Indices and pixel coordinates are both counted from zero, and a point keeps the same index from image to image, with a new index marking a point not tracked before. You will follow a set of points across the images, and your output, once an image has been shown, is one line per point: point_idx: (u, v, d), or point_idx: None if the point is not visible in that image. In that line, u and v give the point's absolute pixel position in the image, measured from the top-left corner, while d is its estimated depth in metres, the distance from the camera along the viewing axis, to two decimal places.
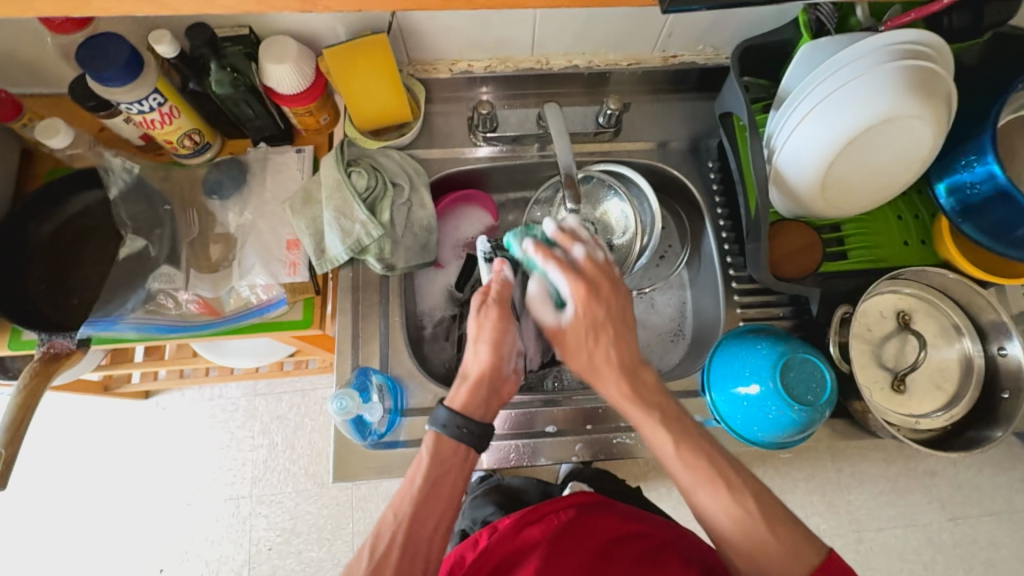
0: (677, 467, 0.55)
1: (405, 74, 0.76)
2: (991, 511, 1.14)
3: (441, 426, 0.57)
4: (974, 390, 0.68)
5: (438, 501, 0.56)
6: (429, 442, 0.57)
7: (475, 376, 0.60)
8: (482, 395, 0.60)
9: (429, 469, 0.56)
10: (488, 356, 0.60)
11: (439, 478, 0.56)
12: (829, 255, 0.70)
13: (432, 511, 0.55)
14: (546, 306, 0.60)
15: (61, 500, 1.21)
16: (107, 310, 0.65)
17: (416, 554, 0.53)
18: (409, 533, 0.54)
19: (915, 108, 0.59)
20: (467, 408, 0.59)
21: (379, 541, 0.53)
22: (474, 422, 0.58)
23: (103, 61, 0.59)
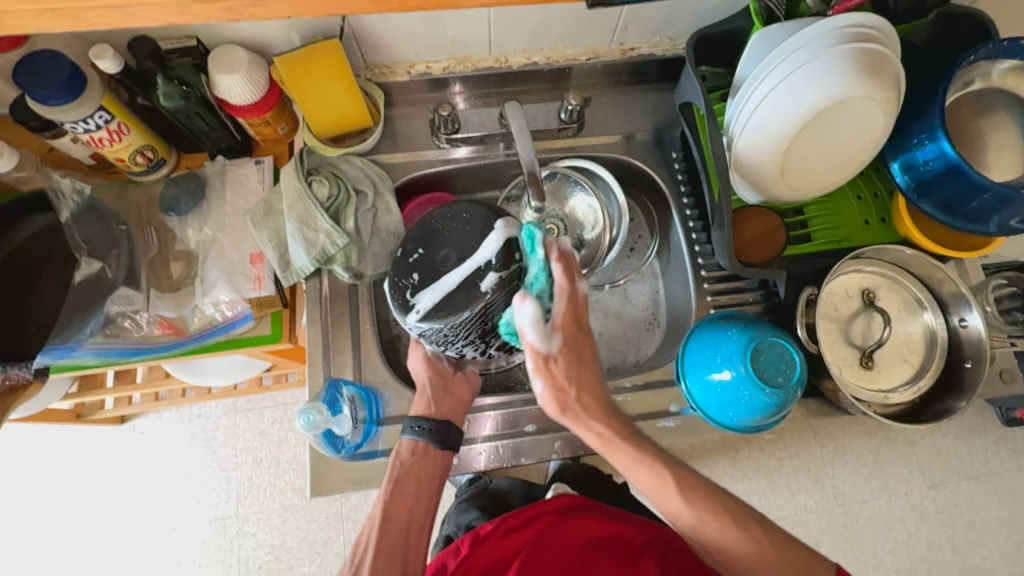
0: (620, 450, 0.56)
1: (363, 78, 0.75)
2: (969, 476, 1.17)
3: (408, 431, 0.61)
4: (940, 361, 0.70)
5: (405, 498, 0.59)
6: (400, 446, 0.61)
7: (419, 386, 0.64)
8: (428, 395, 0.63)
9: (393, 471, 0.60)
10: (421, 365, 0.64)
11: (403, 476, 0.60)
12: (793, 238, 0.71)
13: (403, 507, 0.59)
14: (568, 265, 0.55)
15: (40, 534, 1.18)
16: (66, 336, 0.63)
17: (391, 548, 0.57)
18: (383, 529, 0.57)
19: (865, 90, 0.60)
20: (419, 409, 0.62)
21: (358, 548, 0.58)
22: (428, 419, 0.61)
23: (42, 80, 0.57)
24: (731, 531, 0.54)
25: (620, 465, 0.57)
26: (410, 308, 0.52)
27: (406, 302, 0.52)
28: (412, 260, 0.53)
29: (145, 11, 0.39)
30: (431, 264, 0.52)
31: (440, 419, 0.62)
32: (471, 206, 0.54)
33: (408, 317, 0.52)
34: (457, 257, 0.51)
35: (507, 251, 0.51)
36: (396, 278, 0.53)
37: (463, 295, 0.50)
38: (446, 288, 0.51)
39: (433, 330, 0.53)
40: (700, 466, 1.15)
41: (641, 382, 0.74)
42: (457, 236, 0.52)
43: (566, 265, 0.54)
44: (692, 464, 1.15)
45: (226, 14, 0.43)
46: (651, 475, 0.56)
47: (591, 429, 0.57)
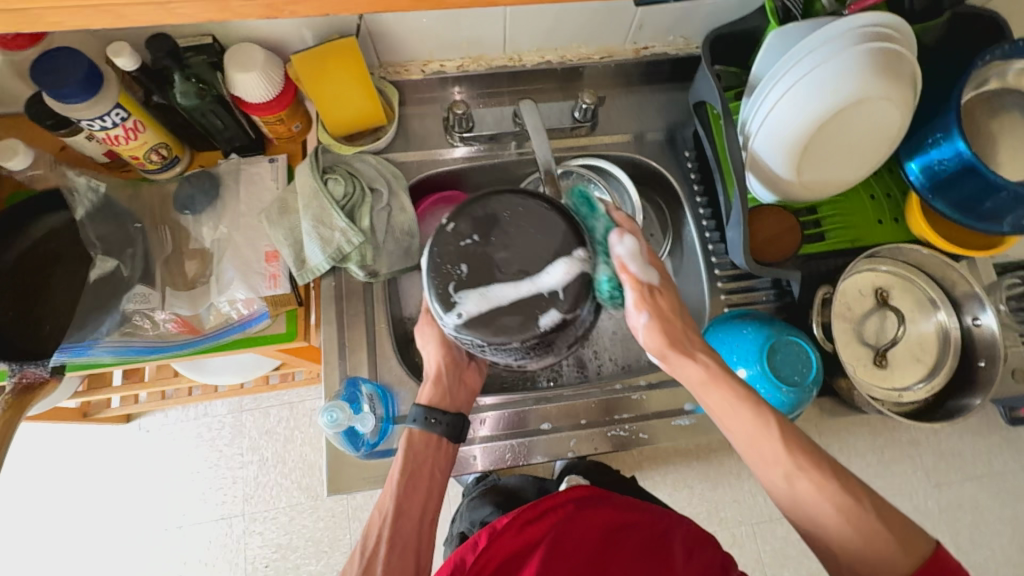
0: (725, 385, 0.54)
1: (377, 77, 0.75)
2: (973, 476, 1.18)
3: (416, 422, 0.60)
4: (952, 361, 0.70)
5: (419, 491, 0.58)
6: (406, 437, 0.60)
7: (433, 371, 0.62)
8: (444, 384, 0.62)
9: (406, 463, 0.58)
10: (437, 352, 0.62)
11: (417, 468, 0.58)
12: (807, 237, 0.71)
13: (415, 502, 0.57)
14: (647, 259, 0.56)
15: (47, 533, 1.18)
16: (81, 335, 0.62)
17: (402, 547, 0.54)
18: (395, 524, 0.55)
19: (881, 90, 0.60)
20: (433, 400, 0.62)
21: (368, 539, 0.54)
22: (442, 410, 0.61)
23: (60, 77, 0.56)
24: (866, 524, 0.49)
25: (714, 399, 0.55)
26: (450, 305, 0.48)
27: (439, 293, 0.48)
28: (463, 246, 0.50)
29: (178, 9, 0.39)
30: (487, 265, 0.49)
31: (450, 409, 0.62)
32: (529, 200, 0.51)
33: (441, 310, 0.48)
34: (517, 268, 0.48)
35: (579, 286, 0.48)
36: (438, 259, 0.49)
37: (514, 319, 0.47)
38: (495, 300, 0.48)
39: (465, 337, 0.48)
40: (706, 465, 1.16)
41: (656, 381, 0.74)
42: (523, 237, 0.50)
43: (641, 288, 0.54)
44: (698, 463, 1.16)
45: (265, 11, 0.41)
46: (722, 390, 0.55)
47: (694, 361, 0.56)
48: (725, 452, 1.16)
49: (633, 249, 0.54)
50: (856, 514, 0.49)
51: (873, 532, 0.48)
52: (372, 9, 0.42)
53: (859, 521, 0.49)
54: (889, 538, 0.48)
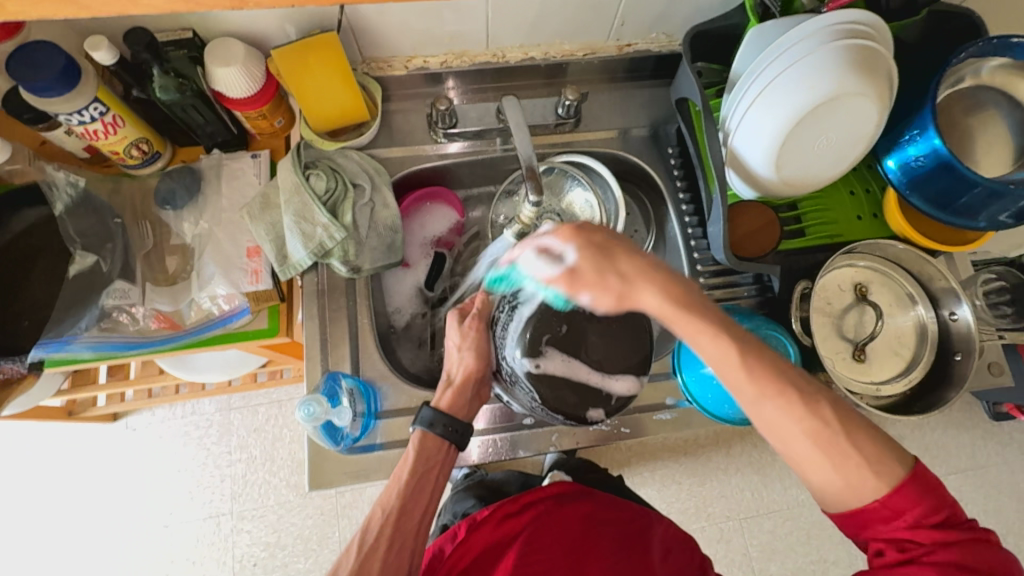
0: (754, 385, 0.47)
1: (360, 72, 0.75)
2: (956, 470, 1.19)
3: (426, 425, 0.60)
4: (930, 354, 0.71)
5: (424, 494, 0.58)
6: (416, 439, 0.60)
7: (460, 379, 0.62)
8: (467, 395, 0.63)
9: (415, 465, 0.58)
10: (473, 362, 0.62)
11: (427, 472, 0.59)
12: (788, 233, 0.72)
13: (419, 504, 0.58)
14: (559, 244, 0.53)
15: (32, 533, 1.17)
16: (59, 330, 0.62)
17: (399, 545, 0.55)
18: (398, 523, 0.56)
19: (859, 86, 0.61)
20: (453, 408, 0.62)
21: (368, 533, 0.55)
22: (456, 420, 0.61)
23: (36, 70, 0.56)
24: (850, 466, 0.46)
25: (705, 348, 0.49)
26: (522, 338, 0.57)
27: (524, 335, 0.57)
28: (574, 312, 0.58)
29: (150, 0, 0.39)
30: (579, 338, 0.58)
31: (460, 419, 0.62)
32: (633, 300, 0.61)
33: (518, 337, 0.58)
34: (598, 354, 0.59)
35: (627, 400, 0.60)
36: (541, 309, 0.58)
37: (572, 397, 0.58)
38: (571, 364, 0.58)
39: (527, 381, 0.57)
40: (693, 460, 1.16)
41: (639, 375, 0.74)
42: (610, 344, 0.59)
43: (563, 275, 0.51)
44: (685, 458, 1.16)
45: (233, 2, 0.39)
46: (775, 401, 0.47)
47: (642, 302, 0.50)
48: (712, 448, 1.17)
49: (596, 303, 0.51)
50: (849, 468, 0.46)
51: (841, 456, 0.46)
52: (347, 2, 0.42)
53: (853, 458, 0.45)
54: (860, 464, 0.45)
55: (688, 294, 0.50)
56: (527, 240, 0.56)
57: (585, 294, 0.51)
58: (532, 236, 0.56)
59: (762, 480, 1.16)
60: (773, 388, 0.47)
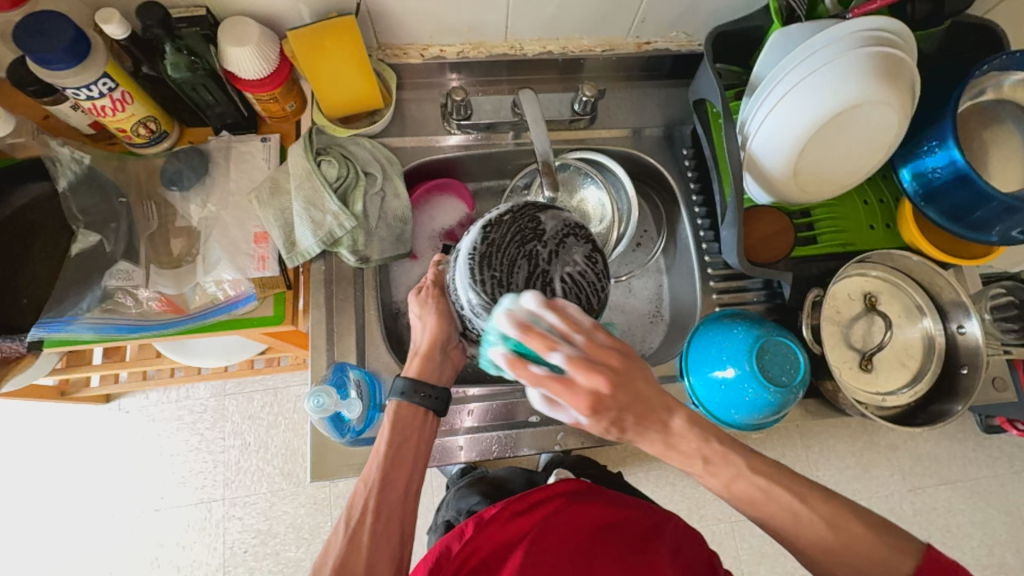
0: (677, 456, 0.50)
1: (375, 58, 0.74)
2: (946, 480, 1.20)
3: (402, 394, 0.59)
4: (936, 366, 0.71)
5: (405, 463, 0.57)
6: (390, 411, 0.59)
7: (424, 346, 0.61)
8: (435, 360, 0.61)
9: (391, 435, 0.58)
10: (435, 324, 0.61)
11: (403, 441, 0.58)
12: (800, 240, 0.72)
13: (401, 473, 0.57)
14: (536, 342, 0.43)
15: (20, 513, 1.15)
16: (61, 310, 0.60)
17: (388, 519, 0.54)
18: (381, 493, 0.55)
19: (883, 94, 0.60)
20: (423, 374, 0.61)
21: (353, 510, 0.54)
22: (431, 386, 0.60)
23: (45, 42, 0.54)
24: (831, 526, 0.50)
25: (704, 479, 0.51)
26: (477, 278, 0.50)
27: (478, 275, 0.50)
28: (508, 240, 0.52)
29: None
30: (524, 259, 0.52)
31: (437, 385, 0.61)
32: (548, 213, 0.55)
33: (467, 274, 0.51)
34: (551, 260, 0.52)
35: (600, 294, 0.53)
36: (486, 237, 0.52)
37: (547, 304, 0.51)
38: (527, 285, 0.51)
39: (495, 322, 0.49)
40: None
41: None
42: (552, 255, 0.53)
43: (540, 338, 0.44)
44: None
45: None
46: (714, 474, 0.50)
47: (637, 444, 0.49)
48: None
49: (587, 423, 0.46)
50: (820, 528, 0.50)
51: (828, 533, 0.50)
52: None
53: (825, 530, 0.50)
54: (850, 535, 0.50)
55: (681, 438, 0.49)
56: (572, 370, 0.43)
57: (585, 420, 0.47)
58: (574, 369, 0.43)
59: None
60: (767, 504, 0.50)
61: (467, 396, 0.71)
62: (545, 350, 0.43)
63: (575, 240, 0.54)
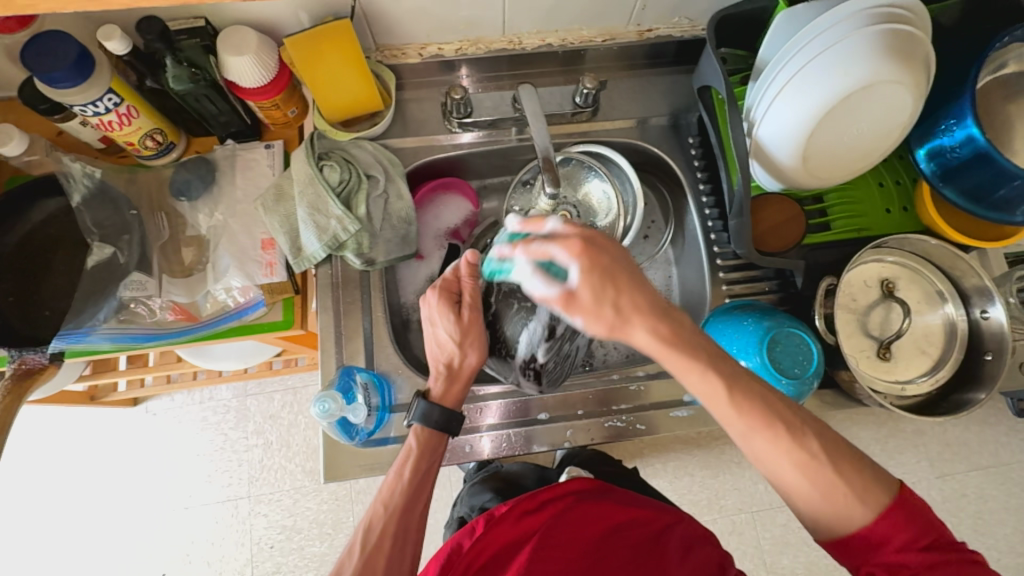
0: (680, 349, 0.46)
1: (373, 60, 0.74)
2: (977, 466, 1.17)
3: (423, 417, 0.60)
4: (958, 353, 0.69)
5: (425, 490, 0.59)
6: (411, 440, 0.60)
7: (459, 376, 0.62)
8: (465, 390, 0.63)
9: (415, 463, 0.58)
10: (476, 361, 0.62)
11: (427, 470, 0.59)
12: (812, 227, 0.70)
13: (420, 499, 0.58)
14: (533, 224, 0.48)
15: (58, 512, 1.20)
16: (78, 321, 0.62)
17: (403, 543, 0.55)
18: (400, 520, 0.56)
19: (895, 74, 0.58)
20: (450, 401, 0.62)
21: (370, 533, 0.55)
22: (459, 415, 0.62)
23: (50, 62, 0.56)
24: (827, 478, 0.46)
25: (693, 384, 0.47)
26: (551, 339, 0.60)
27: (554, 350, 0.61)
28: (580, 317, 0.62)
29: None
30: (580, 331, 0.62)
31: (450, 408, 0.62)
32: None
33: (541, 342, 0.60)
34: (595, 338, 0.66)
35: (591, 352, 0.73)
36: None
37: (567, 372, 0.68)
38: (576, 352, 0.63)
39: (535, 366, 0.62)
40: (706, 453, 1.16)
41: (654, 371, 0.73)
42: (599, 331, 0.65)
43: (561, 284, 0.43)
44: (698, 451, 1.16)
45: None
46: (702, 375, 0.47)
47: (633, 339, 0.45)
48: (727, 442, 1.16)
49: (589, 326, 0.44)
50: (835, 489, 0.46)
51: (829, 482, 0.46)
52: None
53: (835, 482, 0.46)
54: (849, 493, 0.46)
55: (680, 326, 0.46)
56: (529, 245, 0.44)
57: (578, 279, 0.43)
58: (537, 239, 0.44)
59: None
60: (760, 421, 0.47)
61: (490, 394, 0.71)
62: (539, 225, 0.47)
63: None
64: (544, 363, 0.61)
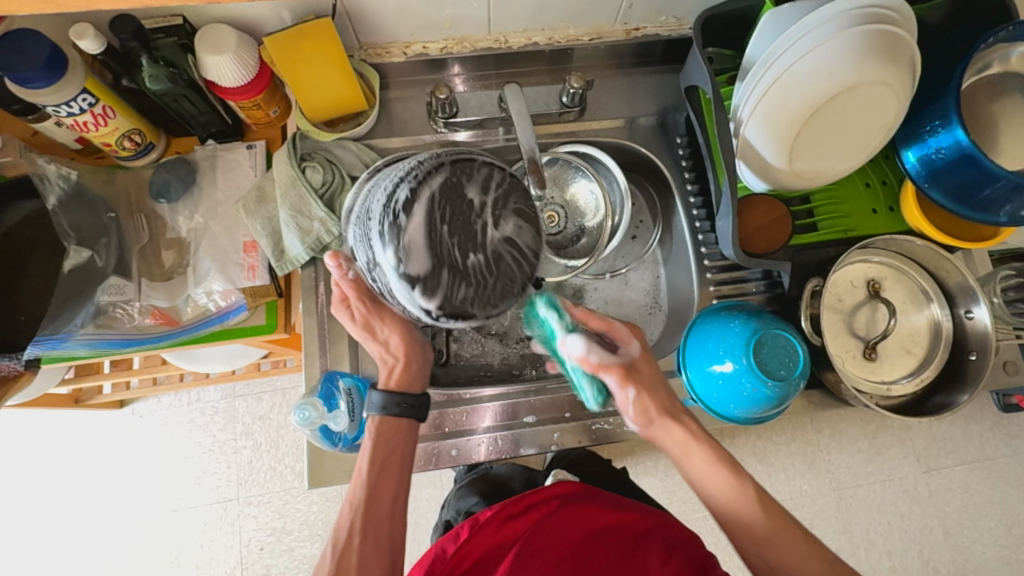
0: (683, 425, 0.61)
1: (357, 59, 0.73)
2: (963, 461, 1.18)
3: (378, 409, 0.58)
4: (943, 353, 0.69)
5: (390, 478, 0.57)
6: (372, 430, 0.58)
7: (396, 357, 0.59)
8: (413, 367, 0.60)
9: (375, 455, 0.56)
10: (396, 335, 0.59)
11: (387, 457, 0.57)
12: (799, 227, 0.70)
13: (387, 488, 0.57)
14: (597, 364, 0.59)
15: (43, 516, 1.19)
16: (55, 327, 0.61)
17: (374, 535, 0.55)
18: (366, 515, 0.55)
19: (878, 75, 0.58)
20: (401, 386, 0.60)
21: (339, 534, 0.54)
22: (411, 396, 0.60)
23: (20, 61, 0.54)
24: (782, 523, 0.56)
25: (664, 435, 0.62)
26: (402, 264, 0.41)
27: (418, 279, 0.41)
28: (433, 227, 0.41)
29: None
30: (449, 245, 0.41)
31: (414, 393, 0.60)
32: (486, 178, 0.43)
33: (413, 294, 0.41)
34: (484, 234, 0.42)
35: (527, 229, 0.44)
36: (395, 224, 0.41)
37: (492, 282, 0.42)
38: (432, 241, 0.41)
39: (460, 308, 0.42)
40: None
41: None
42: (457, 219, 0.42)
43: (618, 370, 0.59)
44: None
45: None
46: (702, 453, 0.60)
47: (668, 442, 0.62)
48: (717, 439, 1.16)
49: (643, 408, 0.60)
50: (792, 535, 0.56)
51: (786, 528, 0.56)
52: None
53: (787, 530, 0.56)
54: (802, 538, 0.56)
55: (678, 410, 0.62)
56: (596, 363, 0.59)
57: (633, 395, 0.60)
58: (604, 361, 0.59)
59: (766, 470, 1.16)
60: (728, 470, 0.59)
61: (486, 396, 0.71)
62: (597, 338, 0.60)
63: (518, 225, 0.43)
64: (453, 303, 0.41)
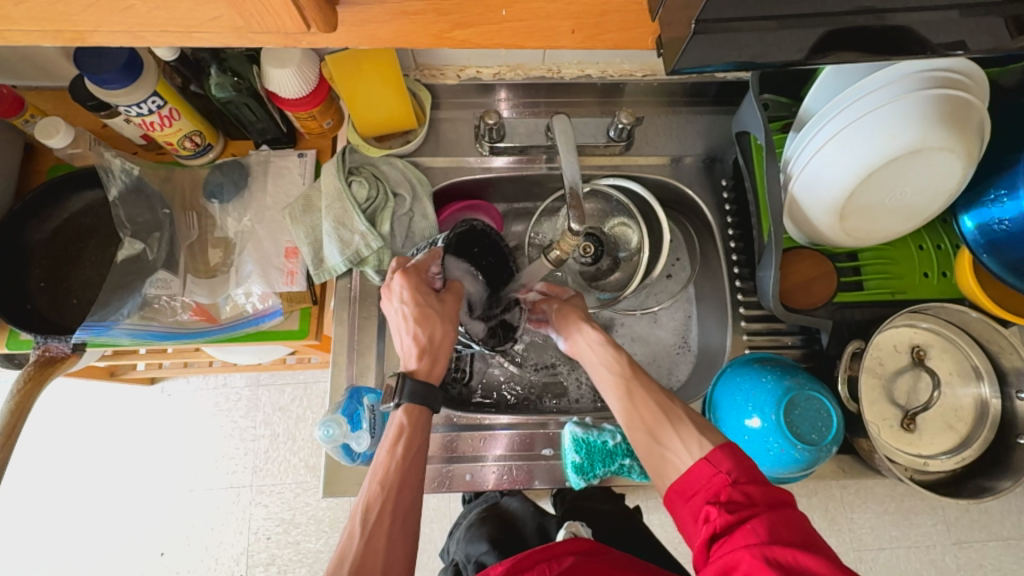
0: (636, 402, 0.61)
1: (411, 78, 0.74)
2: (998, 536, 1.11)
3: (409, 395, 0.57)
4: (988, 433, 0.66)
5: (410, 458, 0.55)
6: (401, 414, 0.57)
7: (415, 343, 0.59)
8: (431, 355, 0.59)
9: (411, 440, 0.55)
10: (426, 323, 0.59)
11: (416, 439, 0.55)
12: (844, 284, 0.67)
13: (406, 476, 0.54)
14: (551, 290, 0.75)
15: (67, 481, 1.23)
16: (103, 314, 0.63)
17: (405, 520, 0.52)
18: (395, 495, 0.52)
19: (947, 140, 0.55)
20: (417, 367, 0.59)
21: (369, 512, 0.51)
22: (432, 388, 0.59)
23: (101, 64, 0.57)
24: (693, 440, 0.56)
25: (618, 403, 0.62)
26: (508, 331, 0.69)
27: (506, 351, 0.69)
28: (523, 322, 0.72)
29: (205, 33, 0.39)
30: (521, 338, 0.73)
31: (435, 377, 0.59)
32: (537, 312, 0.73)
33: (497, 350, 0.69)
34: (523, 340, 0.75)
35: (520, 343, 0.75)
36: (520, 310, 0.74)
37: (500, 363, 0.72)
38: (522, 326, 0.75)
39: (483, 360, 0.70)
40: None
41: None
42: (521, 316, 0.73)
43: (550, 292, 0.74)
44: None
45: (282, 42, 0.41)
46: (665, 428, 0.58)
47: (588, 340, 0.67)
48: None
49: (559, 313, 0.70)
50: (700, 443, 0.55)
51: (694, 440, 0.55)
52: (397, 43, 0.42)
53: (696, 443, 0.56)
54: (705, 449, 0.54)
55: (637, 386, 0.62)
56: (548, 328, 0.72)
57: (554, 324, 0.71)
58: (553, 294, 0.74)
59: None
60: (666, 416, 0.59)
61: (501, 424, 0.70)
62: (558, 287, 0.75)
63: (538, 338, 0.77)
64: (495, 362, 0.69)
